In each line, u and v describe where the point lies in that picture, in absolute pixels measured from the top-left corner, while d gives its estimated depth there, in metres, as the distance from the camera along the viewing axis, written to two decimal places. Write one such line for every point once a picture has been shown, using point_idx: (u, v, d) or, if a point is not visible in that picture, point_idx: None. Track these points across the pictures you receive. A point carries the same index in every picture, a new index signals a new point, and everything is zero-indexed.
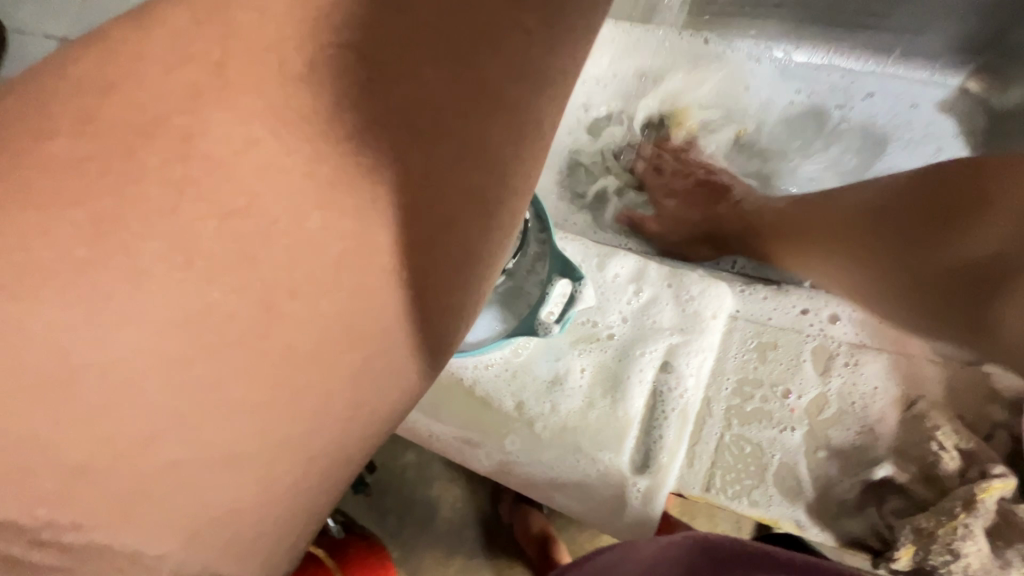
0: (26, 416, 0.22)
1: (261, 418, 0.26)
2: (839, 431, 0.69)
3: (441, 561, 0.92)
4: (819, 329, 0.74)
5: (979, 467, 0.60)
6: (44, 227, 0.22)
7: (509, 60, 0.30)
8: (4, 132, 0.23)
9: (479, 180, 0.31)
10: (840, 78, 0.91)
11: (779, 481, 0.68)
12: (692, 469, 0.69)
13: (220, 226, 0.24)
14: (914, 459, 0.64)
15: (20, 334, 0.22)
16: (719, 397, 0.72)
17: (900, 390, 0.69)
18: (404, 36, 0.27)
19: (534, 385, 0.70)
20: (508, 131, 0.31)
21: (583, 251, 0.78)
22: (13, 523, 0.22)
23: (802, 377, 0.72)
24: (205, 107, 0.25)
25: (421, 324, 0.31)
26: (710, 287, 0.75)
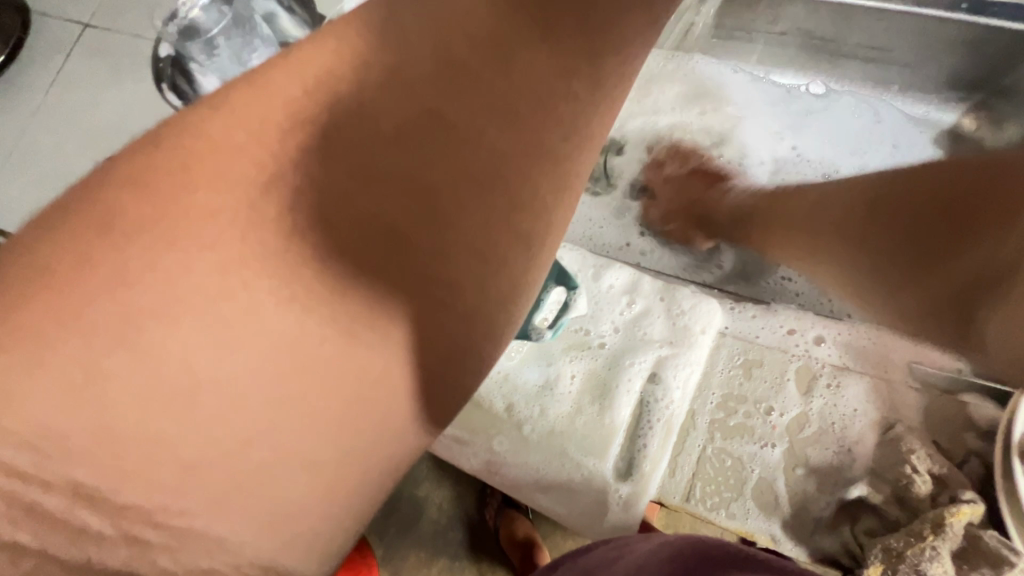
0: (154, 418, 0.26)
1: (339, 429, 0.30)
2: (817, 450, 0.76)
3: (422, 562, 0.87)
4: (803, 349, 0.80)
5: (950, 493, 0.68)
6: (182, 264, 0.27)
7: (560, 127, 0.35)
8: (146, 178, 0.28)
9: (529, 225, 0.35)
10: (852, 104, 0.89)
11: (757, 495, 0.76)
12: (673, 478, 0.77)
13: (318, 267, 0.29)
14: (889, 481, 0.72)
15: (150, 351, 0.26)
16: (703, 411, 0.79)
17: (880, 413, 0.77)
18: (478, 103, 0.33)
19: (525, 389, 0.74)
20: (555, 181, 0.36)
21: (579, 261, 0.81)
22: (138, 506, 0.26)
23: (785, 396, 0.78)
24: (309, 166, 0.29)
25: (468, 347, 0.35)
26: (702, 303, 0.79)
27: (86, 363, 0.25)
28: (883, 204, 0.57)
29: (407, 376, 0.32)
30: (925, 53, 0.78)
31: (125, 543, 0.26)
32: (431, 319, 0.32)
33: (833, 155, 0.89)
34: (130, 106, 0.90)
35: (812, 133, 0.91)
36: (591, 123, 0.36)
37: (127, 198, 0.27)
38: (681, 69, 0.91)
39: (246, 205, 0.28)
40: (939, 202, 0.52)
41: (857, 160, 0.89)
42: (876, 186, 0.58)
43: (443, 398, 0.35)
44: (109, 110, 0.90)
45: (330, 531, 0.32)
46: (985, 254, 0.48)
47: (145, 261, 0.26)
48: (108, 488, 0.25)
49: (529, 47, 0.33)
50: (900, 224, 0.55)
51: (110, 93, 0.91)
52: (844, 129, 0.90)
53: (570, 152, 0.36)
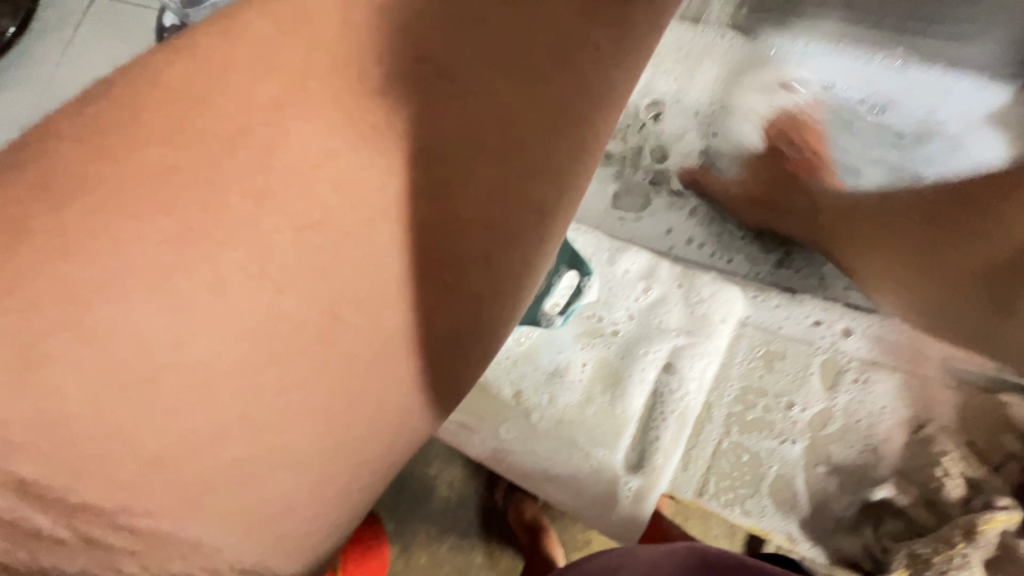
0: (111, 408, 0.23)
1: (322, 423, 0.26)
2: (841, 448, 0.66)
3: (432, 538, 0.84)
4: (830, 341, 0.70)
5: (985, 498, 0.59)
6: (138, 232, 0.23)
7: (574, 85, 0.30)
8: (99, 134, 0.24)
9: (544, 196, 0.31)
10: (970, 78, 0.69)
11: (775, 492, 0.66)
12: (686, 472, 0.68)
13: (297, 237, 0.25)
14: (918, 484, 0.63)
15: (107, 330, 0.23)
16: (720, 403, 0.69)
17: (910, 411, 0.66)
18: (483, 53, 0.28)
19: (534, 375, 0.69)
20: (571, 146, 0.31)
21: (594, 244, 0.74)
22: (95, 505, 0.23)
23: (808, 390, 0.69)
24: (288, 122, 0.25)
25: (476, 329, 0.32)
26: (723, 290, 0.71)
27: (34, 346, 0.22)
28: (952, 206, 0.60)
29: (403, 362, 0.28)
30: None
31: (83, 548, 0.23)
32: (432, 299, 0.29)
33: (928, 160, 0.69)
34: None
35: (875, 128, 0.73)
36: (612, 79, 0.32)
37: (80, 157, 0.23)
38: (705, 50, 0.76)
39: (214, 165, 0.24)
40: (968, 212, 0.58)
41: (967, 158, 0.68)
42: (902, 203, 0.64)
43: (444, 386, 0.31)
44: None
45: (322, 530, 0.29)
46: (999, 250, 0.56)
47: (100, 228, 0.23)
48: (60, 486, 0.22)
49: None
50: (937, 229, 0.60)
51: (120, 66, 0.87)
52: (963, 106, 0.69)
53: (591, 113, 0.32)
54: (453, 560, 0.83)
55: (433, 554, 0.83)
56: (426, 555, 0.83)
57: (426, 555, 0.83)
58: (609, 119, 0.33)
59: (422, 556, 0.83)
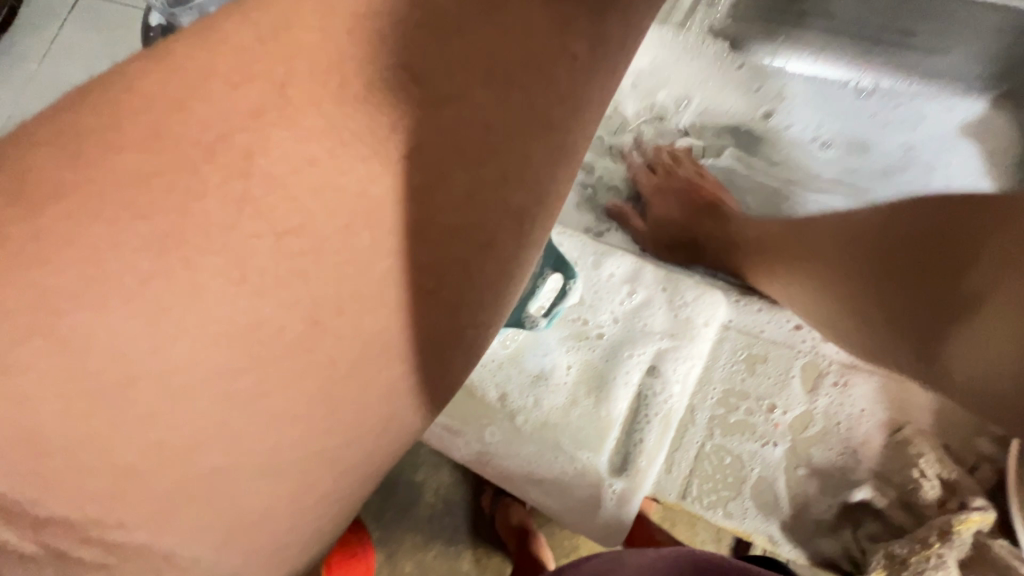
0: (85, 416, 0.22)
1: (301, 429, 0.26)
2: (821, 450, 0.68)
3: (418, 546, 0.83)
4: (810, 345, 0.71)
5: (960, 499, 0.61)
6: (112, 239, 0.23)
7: (549, 92, 0.31)
8: (72, 139, 0.23)
9: (522, 201, 0.32)
10: (935, 103, 0.80)
11: (757, 494, 0.67)
12: (669, 475, 0.68)
13: (276, 243, 0.25)
14: (896, 485, 0.65)
15: (79, 339, 0.22)
16: (703, 406, 0.70)
17: (888, 414, 0.68)
18: (461, 58, 0.28)
19: (519, 378, 0.69)
20: (548, 152, 0.32)
21: (579, 248, 0.75)
22: (64, 518, 0.22)
23: (789, 393, 0.70)
24: (267, 128, 0.25)
25: (458, 333, 0.32)
26: (706, 294, 0.73)
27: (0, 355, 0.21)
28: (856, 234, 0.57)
29: (379, 369, 0.28)
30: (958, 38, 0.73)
31: (52, 560, 0.23)
32: (410, 303, 0.28)
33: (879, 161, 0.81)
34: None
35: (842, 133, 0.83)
36: (589, 89, 0.33)
37: (53, 163, 0.23)
38: (692, 60, 0.84)
39: (192, 172, 0.24)
40: (939, 237, 0.51)
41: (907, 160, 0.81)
42: (873, 224, 0.57)
43: (423, 393, 0.31)
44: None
45: (300, 537, 0.29)
46: (970, 284, 0.48)
47: (71, 236, 0.22)
48: (29, 499, 0.22)
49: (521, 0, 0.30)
50: (857, 262, 0.57)
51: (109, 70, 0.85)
52: (927, 127, 0.81)
53: (568, 120, 0.33)
54: (439, 568, 0.82)
55: (419, 561, 0.82)
56: (412, 562, 0.82)
57: (412, 563, 0.82)
58: (586, 126, 0.35)
59: (408, 564, 0.82)
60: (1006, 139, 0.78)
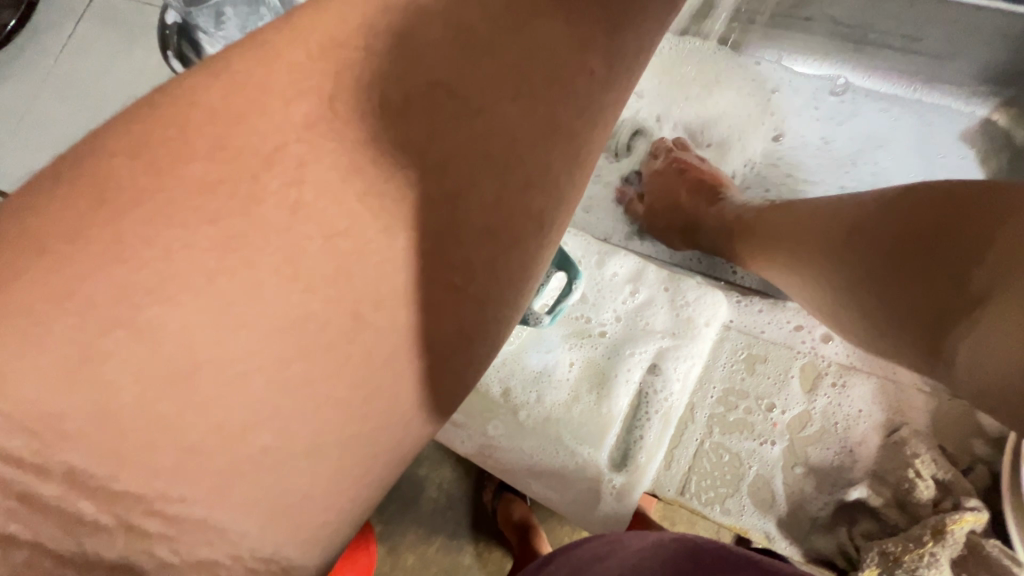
0: (157, 399, 0.24)
1: (343, 414, 0.28)
2: (818, 450, 0.70)
3: (420, 539, 0.85)
4: (810, 347, 0.74)
5: (954, 499, 0.63)
6: (182, 239, 0.25)
7: (569, 105, 0.33)
8: (144, 146, 0.25)
9: (542, 207, 0.34)
10: (872, 108, 0.83)
11: (754, 492, 0.69)
12: (669, 471, 0.71)
13: (325, 244, 0.27)
14: (891, 485, 0.66)
15: (154, 329, 0.24)
16: (703, 404, 0.72)
17: (885, 415, 0.70)
18: (489, 75, 0.31)
19: (523, 374, 0.70)
20: (566, 158, 0.34)
21: (584, 247, 0.77)
22: (134, 492, 0.25)
23: (788, 392, 0.72)
24: (317, 138, 0.27)
25: (480, 328, 0.34)
26: (707, 295, 0.74)
27: (85, 343, 0.24)
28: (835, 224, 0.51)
29: (410, 361, 0.30)
30: (963, 44, 0.75)
31: (121, 532, 0.25)
32: (439, 300, 0.31)
33: (873, 156, 0.82)
34: (146, 80, 0.85)
35: (842, 130, 0.84)
36: (605, 101, 0.35)
37: (125, 168, 0.25)
38: (704, 59, 0.85)
39: (254, 178, 0.26)
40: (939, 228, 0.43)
41: (900, 159, 0.82)
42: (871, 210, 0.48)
43: (448, 386, 0.33)
44: (124, 85, 0.85)
45: (338, 518, 0.30)
46: (979, 276, 0.40)
47: (148, 235, 0.25)
48: (105, 474, 0.24)
49: (542, 20, 0.32)
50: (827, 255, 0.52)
51: (125, 66, 0.86)
52: (858, 129, 0.83)
53: (586, 131, 0.35)
54: (442, 560, 0.85)
55: (422, 555, 0.85)
56: (414, 555, 0.85)
57: (414, 556, 0.85)
58: (600, 134, 0.36)
59: (410, 557, 0.85)
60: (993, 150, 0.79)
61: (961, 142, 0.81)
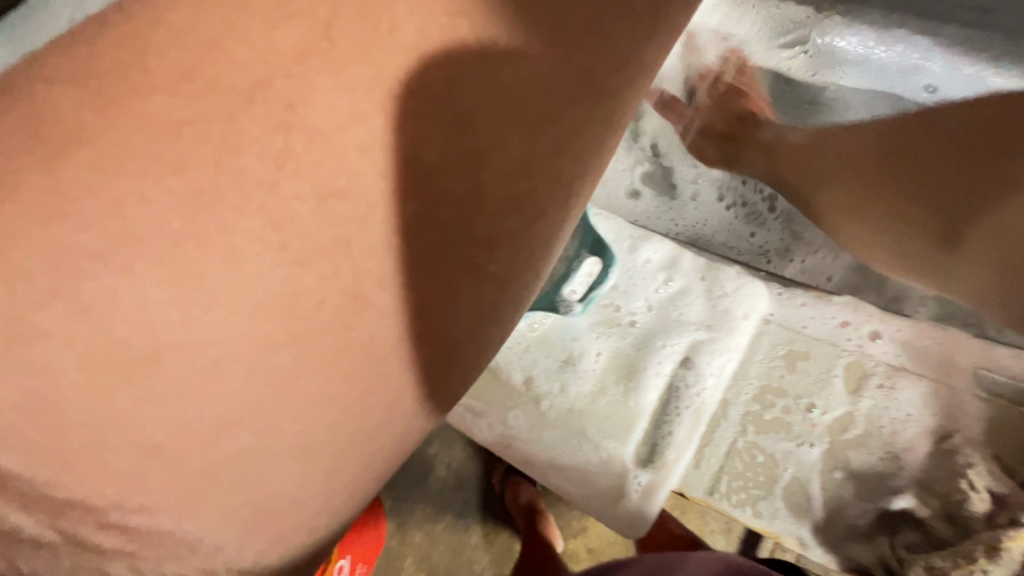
0: (107, 392, 0.20)
1: (340, 410, 0.24)
2: (859, 454, 0.55)
3: (427, 517, 0.76)
4: (856, 344, 0.58)
5: (1011, 513, 0.46)
6: (140, 194, 0.20)
7: (609, 54, 0.28)
8: (97, 76, 0.21)
9: (572, 174, 0.29)
10: (767, 51, 0.57)
11: (788, 496, 0.56)
12: (697, 470, 0.58)
13: (318, 207, 0.22)
14: (940, 496, 0.51)
15: (104, 306, 0.20)
16: (737, 401, 0.60)
17: (937, 419, 0.54)
18: (525, 11, 0.25)
19: (547, 362, 0.61)
20: (601, 122, 0.29)
21: (616, 230, 0.64)
22: (85, 501, 0.20)
23: (829, 392, 0.58)
24: (310, 74, 0.22)
25: (499, 313, 0.30)
26: (746, 283, 0.61)
27: (20, 320, 0.19)
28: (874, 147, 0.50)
29: (419, 350, 0.26)
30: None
31: (72, 551, 0.21)
32: (456, 281, 0.27)
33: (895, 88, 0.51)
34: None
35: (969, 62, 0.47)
36: (644, 59, 0.29)
37: (71, 105, 0.20)
38: None
39: (227, 121, 0.21)
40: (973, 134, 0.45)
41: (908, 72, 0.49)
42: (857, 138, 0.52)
43: (457, 377, 0.29)
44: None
45: (327, 523, 0.26)
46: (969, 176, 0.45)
47: (94, 186, 0.20)
48: (48, 479, 0.20)
49: None
50: (879, 166, 0.49)
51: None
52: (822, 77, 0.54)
53: (625, 87, 0.29)
54: (448, 541, 0.76)
55: (428, 533, 0.76)
56: (421, 533, 0.76)
57: (421, 534, 0.76)
58: (636, 96, 0.31)
59: (417, 534, 0.76)
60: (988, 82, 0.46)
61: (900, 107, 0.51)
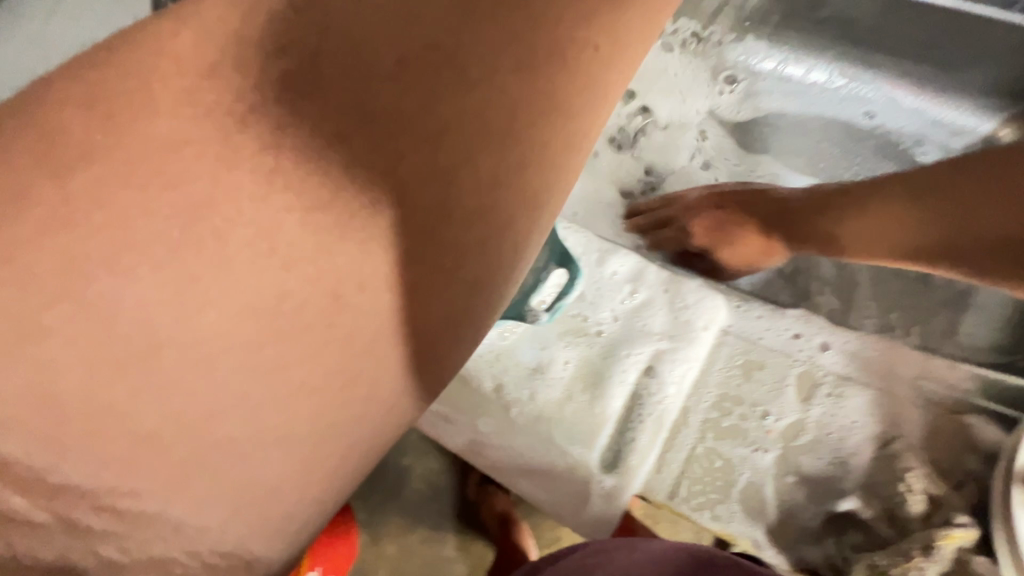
0: (104, 384, 0.22)
1: (318, 400, 0.26)
2: (810, 459, 0.62)
3: (403, 529, 0.77)
4: (807, 355, 0.64)
5: (944, 514, 0.56)
6: (141, 205, 0.23)
7: (574, 70, 0.30)
8: (101, 98, 0.23)
9: (540, 184, 0.31)
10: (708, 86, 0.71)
11: (744, 499, 0.62)
12: (658, 475, 0.63)
13: (305, 217, 0.25)
14: (882, 498, 0.59)
15: (105, 306, 0.22)
16: (696, 408, 0.64)
17: (878, 427, 0.62)
18: (491, 44, 0.28)
19: (516, 370, 0.64)
20: (566, 133, 0.31)
21: (584, 243, 0.67)
22: (78, 485, 0.22)
23: (782, 401, 0.64)
24: (299, 99, 0.25)
25: (466, 314, 0.31)
26: (707, 296, 0.66)
27: (29, 320, 0.21)
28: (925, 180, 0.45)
29: (396, 348, 0.28)
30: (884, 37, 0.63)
31: (65, 533, 0.22)
32: (428, 286, 0.28)
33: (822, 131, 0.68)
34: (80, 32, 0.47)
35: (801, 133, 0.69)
36: (611, 79, 0.32)
37: (80, 126, 0.23)
38: (706, 53, 0.70)
39: (222, 139, 0.24)
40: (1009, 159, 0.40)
41: (831, 113, 0.68)
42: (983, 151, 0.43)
43: (431, 377, 0.31)
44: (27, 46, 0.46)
45: (307, 514, 0.28)
46: None
47: (98, 197, 0.22)
48: (46, 464, 0.22)
49: None
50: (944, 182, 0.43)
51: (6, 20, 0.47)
52: (757, 112, 0.70)
53: (591, 101, 0.31)
54: (424, 553, 0.77)
55: (404, 544, 0.77)
56: (396, 544, 0.77)
57: (396, 545, 0.77)
58: (604, 113, 0.33)
59: (392, 546, 0.77)
60: (963, 118, 0.65)
61: (883, 137, 0.67)
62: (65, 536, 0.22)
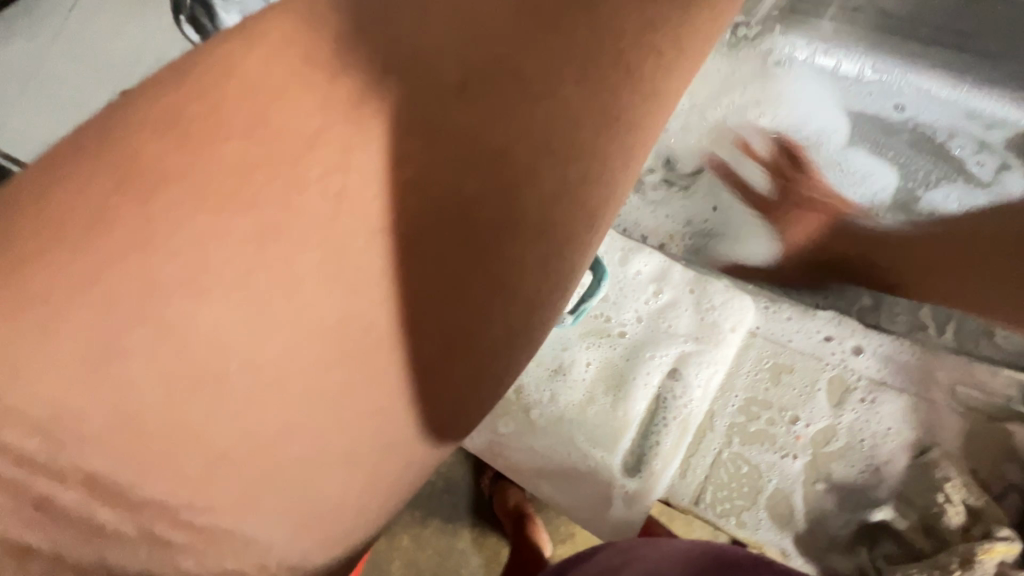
0: (182, 403, 0.22)
1: (382, 416, 0.27)
2: (842, 466, 0.61)
3: (415, 521, 0.78)
4: (840, 359, 0.65)
5: (985, 527, 0.53)
6: (215, 227, 0.23)
7: (629, 87, 0.30)
8: (178, 120, 0.23)
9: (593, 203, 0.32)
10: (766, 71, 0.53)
11: (771, 506, 0.61)
12: (683, 479, 0.62)
13: (369, 241, 0.25)
14: (919, 508, 0.57)
15: (182, 326, 0.22)
16: (723, 413, 0.64)
17: (914, 434, 0.61)
18: (553, 62, 0.28)
19: (537, 371, 0.64)
20: (620, 149, 0.31)
21: (607, 242, 0.69)
22: (159, 500, 0.23)
23: (813, 406, 0.64)
24: (364, 121, 0.25)
25: (511, 331, 0.32)
26: (734, 299, 0.67)
27: (107, 339, 0.21)
28: None
29: (452, 366, 0.30)
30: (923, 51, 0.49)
31: (147, 544, 0.23)
32: (477, 302, 0.29)
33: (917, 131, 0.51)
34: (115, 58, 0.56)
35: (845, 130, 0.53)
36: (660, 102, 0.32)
37: (156, 146, 0.23)
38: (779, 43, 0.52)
39: (292, 162, 0.24)
40: None
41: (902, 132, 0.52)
42: None
43: (476, 391, 0.32)
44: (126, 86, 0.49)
45: (355, 529, 0.29)
46: None
47: (174, 219, 0.22)
48: (130, 480, 0.22)
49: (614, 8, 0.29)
50: None
51: (56, 50, 0.57)
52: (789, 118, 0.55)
53: (639, 121, 0.31)
54: (437, 545, 0.77)
55: (416, 536, 0.78)
56: (409, 536, 0.78)
57: (409, 537, 0.78)
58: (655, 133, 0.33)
59: (404, 537, 0.78)
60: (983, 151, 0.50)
61: (915, 132, 0.52)
62: (150, 548, 0.23)
